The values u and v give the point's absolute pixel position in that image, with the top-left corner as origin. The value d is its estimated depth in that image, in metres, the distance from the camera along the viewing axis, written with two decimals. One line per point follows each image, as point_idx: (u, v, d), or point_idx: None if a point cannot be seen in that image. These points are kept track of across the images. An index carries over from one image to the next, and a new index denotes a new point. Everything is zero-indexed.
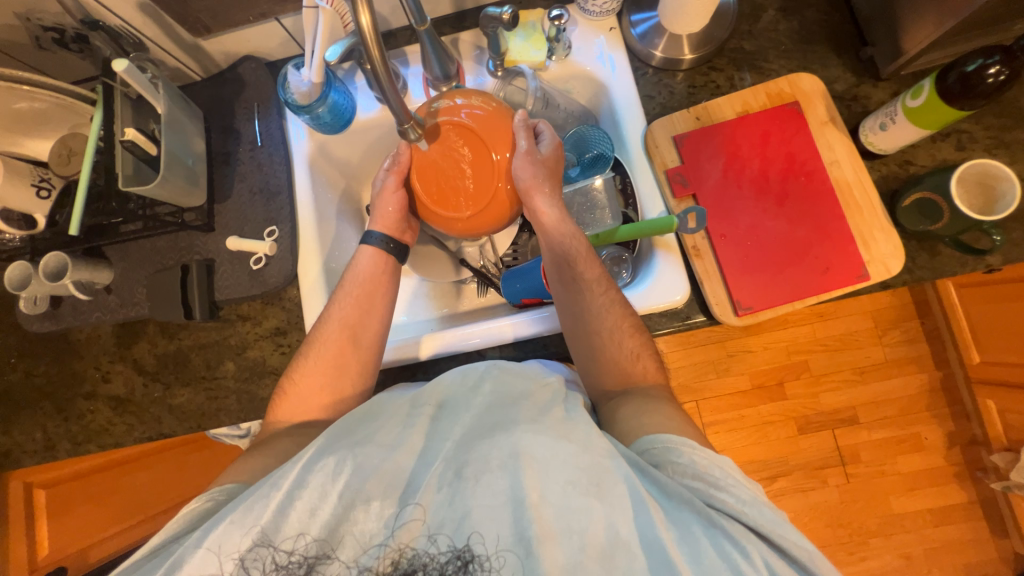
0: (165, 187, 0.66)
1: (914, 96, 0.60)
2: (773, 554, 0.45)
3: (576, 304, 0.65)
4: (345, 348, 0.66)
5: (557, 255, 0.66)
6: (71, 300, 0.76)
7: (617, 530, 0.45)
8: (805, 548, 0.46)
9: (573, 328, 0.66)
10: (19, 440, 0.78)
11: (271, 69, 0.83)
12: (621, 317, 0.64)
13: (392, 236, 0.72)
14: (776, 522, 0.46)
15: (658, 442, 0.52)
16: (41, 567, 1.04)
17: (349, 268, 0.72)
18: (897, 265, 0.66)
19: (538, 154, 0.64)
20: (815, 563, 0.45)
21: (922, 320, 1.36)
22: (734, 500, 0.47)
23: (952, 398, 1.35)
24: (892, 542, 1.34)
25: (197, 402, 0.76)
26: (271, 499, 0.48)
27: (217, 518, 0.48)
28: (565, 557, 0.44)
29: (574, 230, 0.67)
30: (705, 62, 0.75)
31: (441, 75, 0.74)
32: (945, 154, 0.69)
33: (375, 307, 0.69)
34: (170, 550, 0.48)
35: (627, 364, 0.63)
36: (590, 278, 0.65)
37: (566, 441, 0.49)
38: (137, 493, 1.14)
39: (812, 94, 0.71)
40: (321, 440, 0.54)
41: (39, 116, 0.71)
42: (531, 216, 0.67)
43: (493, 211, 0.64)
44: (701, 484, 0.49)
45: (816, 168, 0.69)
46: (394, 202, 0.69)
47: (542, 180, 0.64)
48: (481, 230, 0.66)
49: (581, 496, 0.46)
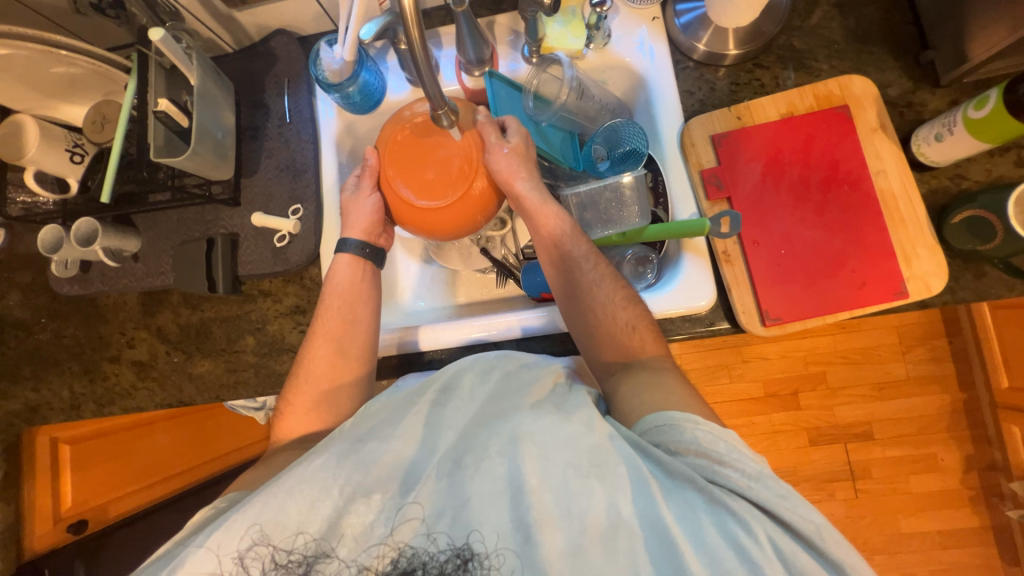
0: (194, 159, 0.66)
1: (976, 107, 0.57)
2: (777, 530, 0.44)
3: (572, 284, 0.64)
4: (335, 361, 0.67)
5: (543, 241, 0.66)
6: (100, 265, 0.78)
7: (618, 510, 0.46)
8: (813, 522, 0.44)
9: (570, 309, 0.65)
10: (47, 397, 0.81)
11: (303, 44, 0.82)
12: (615, 290, 0.64)
13: (367, 241, 0.71)
14: (782, 496, 0.45)
15: (660, 420, 0.51)
16: (65, 517, 1.06)
17: (328, 280, 0.71)
18: (938, 283, 0.63)
19: (506, 144, 0.64)
20: (824, 539, 0.44)
21: (951, 338, 1.31)
22: (738, 475, 0.46)
23: (975, 421, 1.30)
24: (897, 560, 1.32)
25: (217, 373, 0.77)
26: (271, 500, 0.48)
27: (218, 521, 0.48)
28: (565, 542, 0.45)
29: (558, 211, 0.66)
30: (750, 59, 0.72)
31: (475, 59, 0.72)
32: (1001, 170, 0.65)
33: (357, 320, 0.69)
34: (173, 552, 0.49)
35: (625, 338, 0.62)
36: (579, 255, 0.65)
37: (568, 423, 0.50)
38: (157, 454, 1.20)
39: (863, 98, 0.68)
40: (322, 445, 0.53)
41: (75, 81, 0.71)
42: (518, 207, 0.67)
43: (424, 219, 0.62)
44: (705, 461, 0.48)
45: (862, 176, 0.66)
46: (370, 205, 0.69)
47: (517, 167, 0.63)
48: (451, 236, 0.64)
49: (581, 479, 0.47)
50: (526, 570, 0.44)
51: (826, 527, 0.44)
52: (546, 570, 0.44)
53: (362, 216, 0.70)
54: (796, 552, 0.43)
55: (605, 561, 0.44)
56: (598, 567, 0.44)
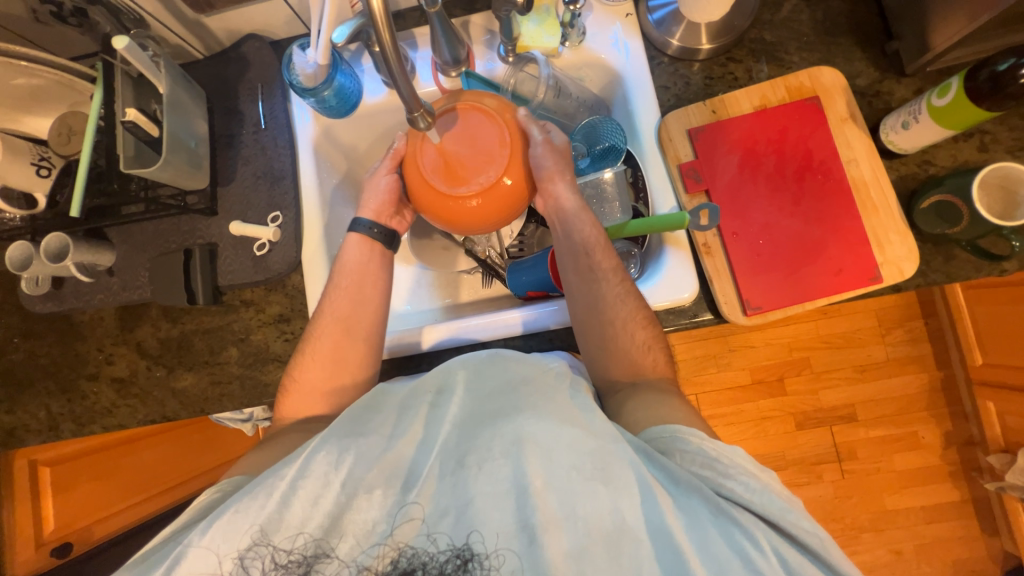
0: (167, 169, 0.65)
1: (940, 95, 0.59)
2: (782, 542, 0.45)
3: (591, 294, 0.64)
4: (341, 341, 0.66)
5: (574, 244, 0.66)
6: (73, 281, 0.75)
7: (622, 515, 0.46)
8: (817, 535, 0.46)
9: (586, 318, 0.65)
10: (23, 419, 0.78)
11: (276, 48, 0.81)
12: (636, 309, 0.64)
13: (378, 221, 0.71)
14: (786, 509, 0.46)
15: (666, 431, 0.53)
16: (48, 541, 1.04)
17: (338, 259, 0.70)
18: (911, 268, 0.65)
19: (554, 143, 0.64)
20: (828, 552, 0.45)
21: (927, 320, 1.35)
22: (743, 489, 0.47)
23: (952, 398, 1.35)
24: (884, 537, 1.36)
25: (201, 386, 0.76)
26: (275, 489, 0.48)
27: (217, 513, 0.47)
28: (569, 544, 0.45)
29: (592, 219, 0.67)
30: (723, 53, 0.73)
31: (451, 59, 0.71)
32: (966, 155, 0.67)
33: (366, 299, 0.68)
34: (172, 544, 0.48)
35: (639, 357, 0.63)
36: (606, 268, 0.64)
37: (571, 426, 0.50)
38: (140, 473, 1.17)
39: (833, 88, 0.69)
40: (321, 434, 0.53)
41: (39, 93, 0.69)
42: (549, 210, 0.68)
43: (453, 211, 0.59)
44: (710, 472, 0.49)
45: (834, 166, 0.68)
46: (385, 183, 0.70)
47: (563, 168, 0.64)
48: (474, 229, 0.62)
49: (586, 481, 0.47)
50: (529, 570, 0.45)
51: (828, 541, 0.46)
52: (549, 569, 0.44)
53: (377, 196, 0.71)
54: (802, 564, 0.44)
55: (609, 563, 0.45)
56: (602, 568, 0.45)
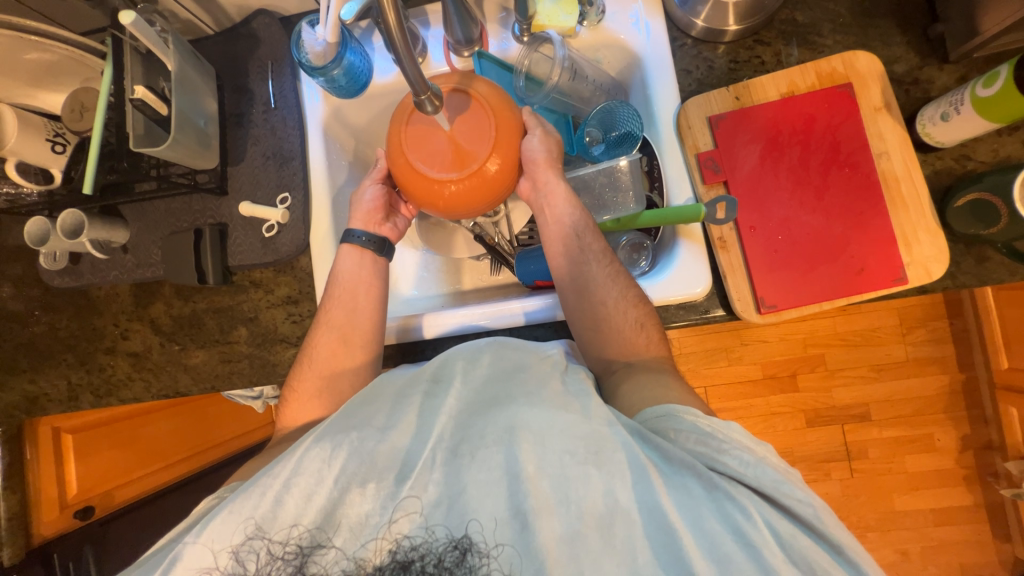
0: (176, 148, 0.64)
1: (986, 85, 0.55)
2: (777, 514, 0.45)
3: (581, 278, 0.65)
4: (338, 349, 0.67)
5: (563, 230, 0.65)
6: (89, 257, 0.77)
7: (616, 497, 0.46)
8: (810, 505, 0.45)
9: (579, 303, 0.65)
10: (44, 389, 0.81)
11: (285, 24, 0.78)
12: (627, 288, 0.64)
13: (369, 231, 0.71)
14: (779, 481, 0.46)
15: (661, 411, 0.52)
16: (72, 503, 1.04)
17: (336, 275, 0.70)
18: (939, 269, 0.62)
19: (552, 136, 0.64)
20: (822, 521, 0.44)
21: (951, 320, 1.31)
22: (736, 463, 0.47)
23: (972, 402, 1.31)
24: (890, 537, 1.34)
25: (211, 364, 0.78)
26: (268, 489, 0.49)
27: (213, 513, 0.49)
28: (562, 528, 0.46)
29: (578, 206, 0.66)
30: (751, 35, 0.69)
31: (463, 39, 0.69)
32: (1008, 150, 0.63)
33: (363, 307, 0.69)
34: (170, 547, 0.50)
35: (631, 337, 0.62)
36: (594, 251, 0.64)
37: (565, 412, 0.50)
38: (156, 444, 1.22)
39: (868, 75, 0.65)
40: (317, 429, 0.53)
41: (53, 68, 0.70)
42: (537, 197, 0.66)
43: (436, 194, 0.57)
44: (705, 449, 0.48)
45: (864, 159, 0.64)
46: (371, 193, 0.71)
47: (555, 159, 0.63)
48: (462, 214, 0.60)
49: (579, 466, 0.47)
50: (525, 559, 0.45)
51: (823, 509, 0.45)
52: (544, 556, 0.45)
53: (362, 207, 0.71)
54: (795, 535, 0.44)
55: (603, 548, 0.45)
56: (596, 553, 0.45)
